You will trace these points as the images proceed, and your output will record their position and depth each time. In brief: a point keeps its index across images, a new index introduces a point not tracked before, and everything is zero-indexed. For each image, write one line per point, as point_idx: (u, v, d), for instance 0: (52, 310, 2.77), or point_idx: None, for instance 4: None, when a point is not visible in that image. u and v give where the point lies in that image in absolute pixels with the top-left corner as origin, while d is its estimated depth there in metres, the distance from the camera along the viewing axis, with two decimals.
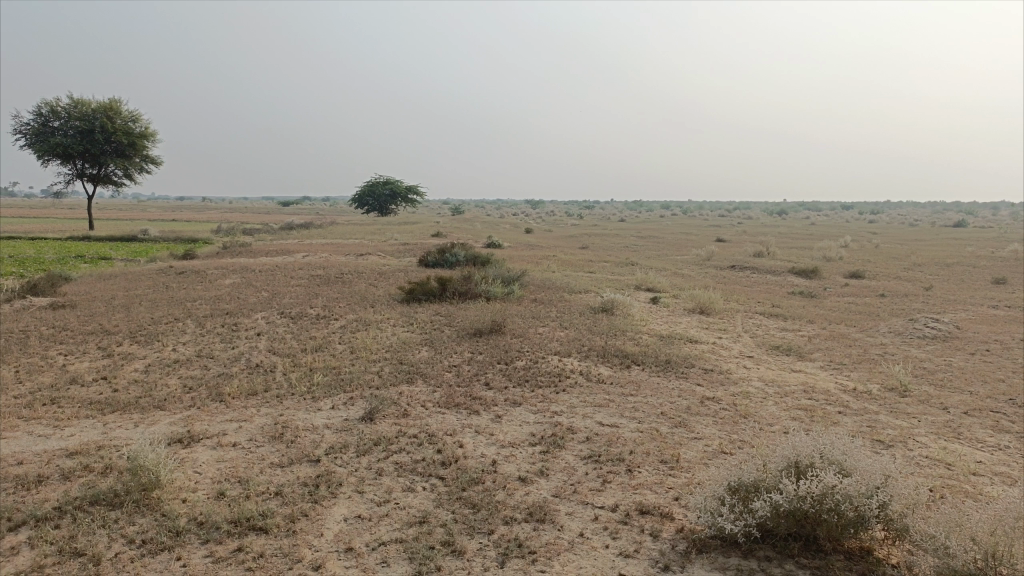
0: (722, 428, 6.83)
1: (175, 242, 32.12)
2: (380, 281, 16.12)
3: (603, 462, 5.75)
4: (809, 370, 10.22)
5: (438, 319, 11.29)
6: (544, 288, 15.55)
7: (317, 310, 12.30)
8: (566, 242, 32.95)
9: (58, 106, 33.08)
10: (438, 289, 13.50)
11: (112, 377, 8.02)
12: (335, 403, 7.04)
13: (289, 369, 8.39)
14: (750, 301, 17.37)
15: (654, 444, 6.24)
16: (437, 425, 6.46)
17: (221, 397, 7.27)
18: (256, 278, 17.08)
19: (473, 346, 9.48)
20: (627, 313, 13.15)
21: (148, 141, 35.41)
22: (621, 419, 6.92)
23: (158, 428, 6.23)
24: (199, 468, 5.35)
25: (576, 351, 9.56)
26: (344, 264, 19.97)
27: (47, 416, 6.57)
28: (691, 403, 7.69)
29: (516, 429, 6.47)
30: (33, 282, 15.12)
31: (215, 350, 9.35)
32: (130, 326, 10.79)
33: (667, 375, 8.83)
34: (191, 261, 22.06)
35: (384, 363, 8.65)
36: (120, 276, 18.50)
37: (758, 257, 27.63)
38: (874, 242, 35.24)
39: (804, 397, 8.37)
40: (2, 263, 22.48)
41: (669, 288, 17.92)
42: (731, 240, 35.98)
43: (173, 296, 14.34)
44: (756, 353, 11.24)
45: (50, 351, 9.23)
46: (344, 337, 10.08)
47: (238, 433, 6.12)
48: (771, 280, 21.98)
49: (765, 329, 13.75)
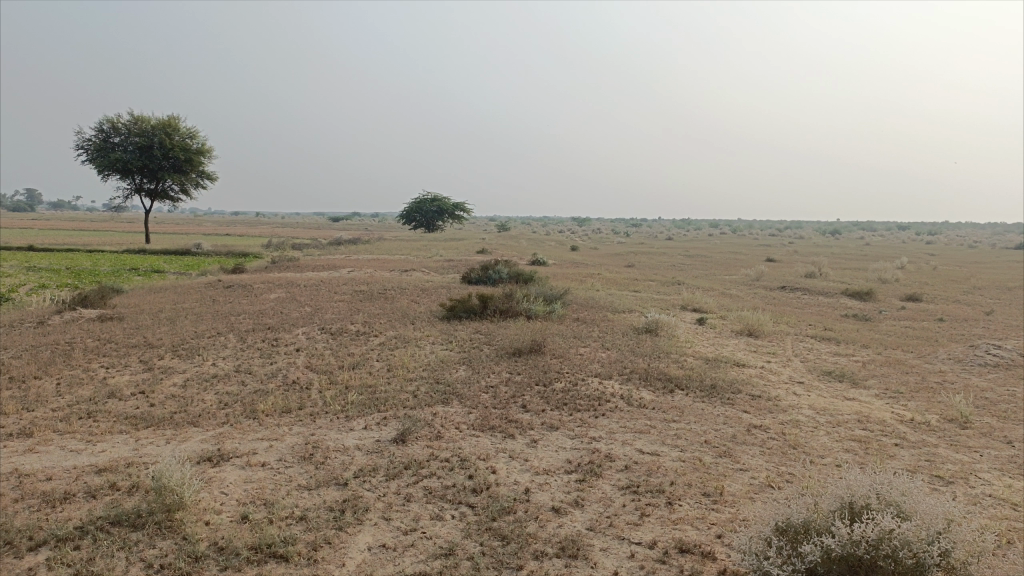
0: (770, 460, 6.49)
1: (226, 255, 32.72)
2: (422, 297, 16.06)
3: (642, 493, 5.48)
4: (863, 398, 9.76)
5: (478, 338, 11.12)
6: (587, 307, 15.28)
7: (357, 326, 12.25)
8: (611, 260, 32.59)
9: (118, 122, 33.99)
10: (479, 306, 13.34)
11: (149, 392, 8.03)
12: (368, 423, 6.90)
13: (324, 387, 8.29)
14: (801, 323, 16.81)
15: (697, 475, 5.94)
16: (470, 449, 6.27)
17: (254, 413, 7.19)
18: (300, 293, 17.18)
19: (512, 367, 9.28)
20: (671, 334, 12.81)
21: (203, 157, 36.25)
22: (662, 447, 6.63)
23: (189, 444, 6.17)
24: (225, 489, 5.25)
25: (618, 373, 9.28)
26: (388, 280, 19.99)
27: (82, 430, 6.58)
28: (737, 431, 7.36)
29: (552, 455, 6.24)
30: (84, 294, 15.42)
31: (253, 366, 9.33)
32: (172, 340, 10.87)
33: (712, 400, 8.50)
34: (239, 275, 22.35)
35: (420, 382, 8.50)
36: (169, 289, 18.84)
37: (810, 277, 26.93)
38: (932, 264, 34.07)
39: (857, 428, 7.96)
40: (60, 275, 23.13)
41: (716, 309, 17.48)
42: (782, 259, 35.17)
43: (218, 309, 14.47)
44: (807, 378, 10.80)
45: (93, 364, 9.32)
46: (381, 355, 9.98)
47: (268, 452, 6.02)
48: (823, 302, 21.32)
49: (817, 353, 13.26)
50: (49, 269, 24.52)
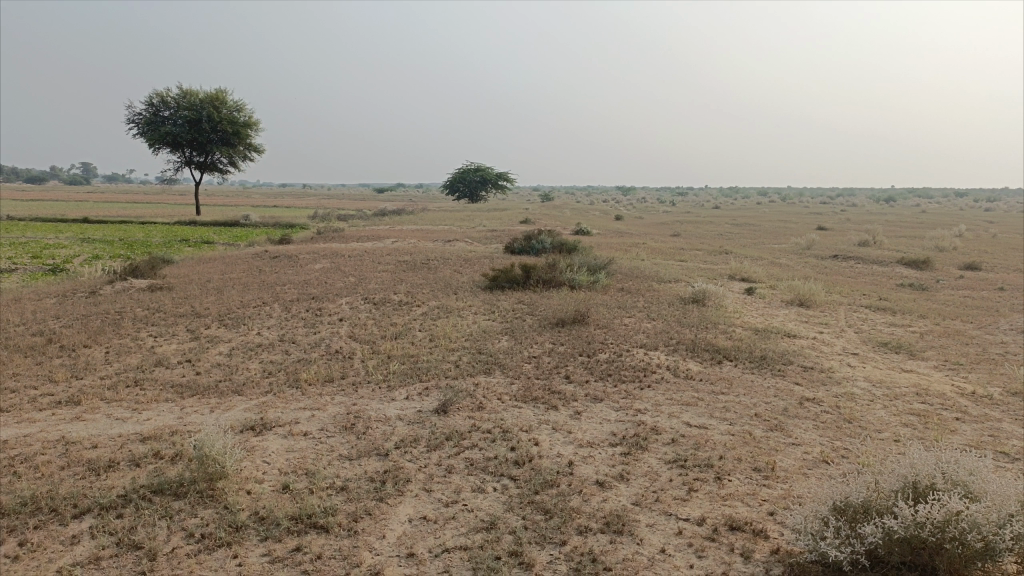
0: (824, 434, 6.24)
1: (274, 227, 33.09)
2: (465, 268, 15.95)
3: (690, 468, 5.30)
4: (921, 370, 9.38)
5: (521, 308, 10.99)
6: (632, 277, 15.01)
7: (400, 296, 12.22)
8: (657, 230, 32.07)
9: (168, 96, 34.64)
10: (522, 276, 13.19)
11: (195, 360, 8.10)
12: (410, 393, 6.83)
13: (366, 356, 8.26)
14: (854, 293, 16.29)
15: (747, 449, 5.74)
16: (513, 420, 6.15)
17: (297, 383, 7.19)
18: (344, 263, 17.23)
19: (555, 337, 9.13)
20: (719, 304, 12.50)
21: (250, 129, 36.59)
22: (711, 420, 6.43)
23: (232, 413, 6.19)
24: (267, 458, 5.23)
25: (664, 344, 9.06)
26: (431, 250, 19.94)
27: (129, 399, 6.66)
28: (789, 404, 7.11)
29: (596, 428, 6.09)
30: (135, 265, 15.70)
31: (297, 335, 9.35)
32: (219, 310, 10.98)
33: (762, 372, 8.23)
34: (285, 246, 22.57)
35: (462, 352, 8.41)
36: (218, 260, 19.12)
37: (863, 246, 26.11)
38: (992, 232, 32.76)
39: (915, 401, 7.63)
40: (114, 246, 23.68)
41: (766, 279, 17.03)
42: (833, 227, 34.19)
43: (264, 279, 14.59)
44: (861, 350, 10.43)
45: (142, 333, 9.45)
46: (424, 325, 9.91)
47: (309, 422, 5.99)
48: (877, 271, 20.63)
49: (872, 324, 12.80)
50: (103, 241, 25.08)
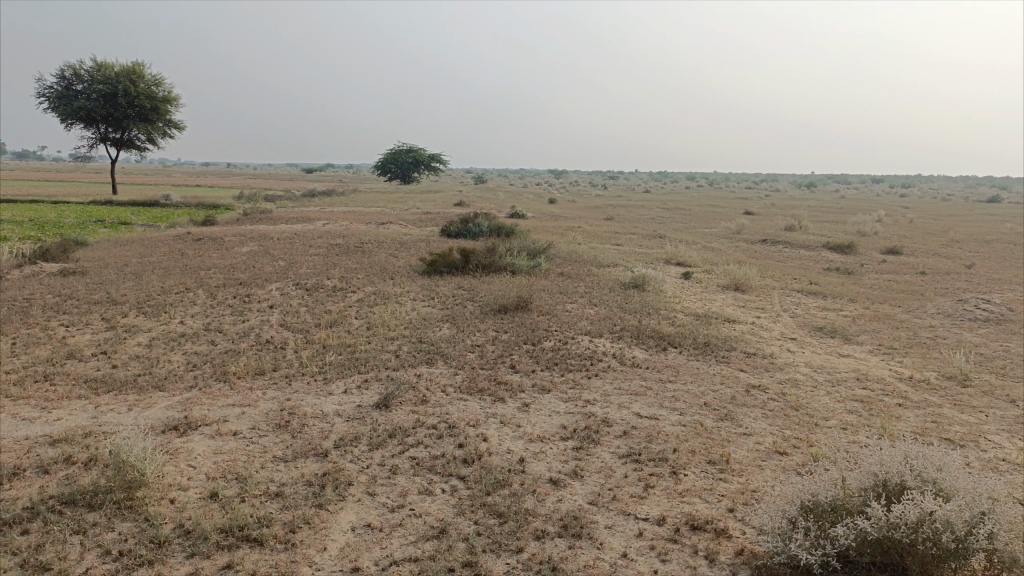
0: (773, 424, 6.17)
1: (197, 207, 31.77)
2: (401, 252, 15.48)
3: (645, 462, 5.12)
4: (858, 355, 9.49)
5: (460, 294, 10.67)
6: (571, 261, 14.83)
7: (334, 281, 11.73)
8: (590, 213, 32.05)
9: (80, 69, 32.67)
10: (460, 261, 12.85)
11: (112, 352, 7.50)
12: (348, 386, 6.46)
13: (300, 347, 7.81)
14: (787, 277, 16.52)
15: (700, 440, 5.60)
16: (458, 414, 5.86)
17: (225, 376, 6.72)
18: (273, 246, 16.52)
19: (498, 324, 8.85)
20: (659, 289, 12.44)
21: (171, 105, 34.94)
22: (661, 410, 6.27)
23: (154, 411, 5.70)
24: (193, 462, 4.81)
25: (608, 331, 8.88)
26: (364, 233, 19.35)
27: (37, 396, 6.08)
28: (736, 392, 7.03)
29: (546, 421, 5.86)
30: (44, 248, 14.69)
31: (224, 324, 8.82)
32: (138, 296, 10.29)
33: (707, 359, 8.15)
34: (209, 228, 21.61)
35: (402, 341, 8.05)
36: (137, 242, 18.13)
37: (791, 231, 26.69)
38: (909, 217, 33.95)
39: (856, 387, 7.67)
40: (22, 226, 22.27)
41: (701, 264, 17.11)
42: (761, 212, 34.87)
43: (187, 264, 13.83)
44: (799, 334, 10.50)
45: (52, 322, 8.74)
46: (360, 312, 9.50)
47: (240, 420, 5.56)
48: (806, 255, 21.03)
49: (806, 308, 12.98)
50: (10, 221, 23.57)
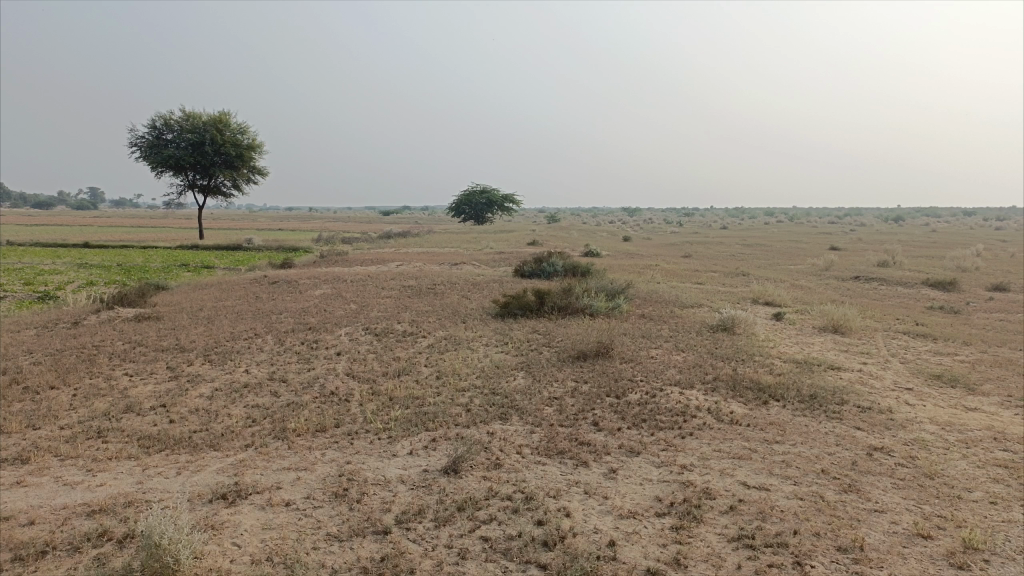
0: (908, 498, 5.23)
1: (276, 251, 32.31)
2: (473, 293, 14.96)
3: (760, 548, 4.29)
4: (988, 408, 8.34)
5: (536, 338, 10.01)
6: (652, 302, 13.99)
7: (404, 325, 11.25)
8: (667, 251, 31.09)
9: (171, 119, 33.93)
10: (535, 303, 12.20)
11: (171, 405, 7.11)
12: (414, 446, 5.84)
13: (365, 399, 7.27)
14: (887, 317, 15.23)
15: (823, 520, 4.73)
16: (537, 482, 5.15)
17: (284, 433, 6.20)
18: (346, 288, 16.29)
19: (577, 373, 8.12)
20: (750, 332, 11.48)
21: (254, 152, 35.91)
22: (771, 479, 5.41)
23: (203, 475, 5.20)
24: (239, 540, 4.26)
25: (700, 381, 8.04)
26: (437, 274, 18.99)
27: (87, 455, 5.69)
28: (856, 455, 6.10)
29: (637, 491, 5.08)
30: (123, 293, 14.76)
31: (288, 373, 8.38)
32: (205, 343, 10.01)
33: (816, 414, 7.21)
34: (286, 271, 21.71)
35: (474, 393, 7.41)
36: (214, 286, 18.21)
37: (883, 267, 25.16)
38: (1011, 251, 31.65)
39: (996, 448, 6.60)
40: (110, 271, 22.90)
41: (792, 303, 16.01)
42: (847, 247, 33.23)
43: (260, 308, 13.65)
44: (914, 384, 9.38)
45: (116, 371, 8.48)
46: (430, 359, 8.92)
47: (294, 487, 5.00)
48: (904, 293, 19.59)
49: (916, 353, 11.77)
50: (99, 266, 24.26)
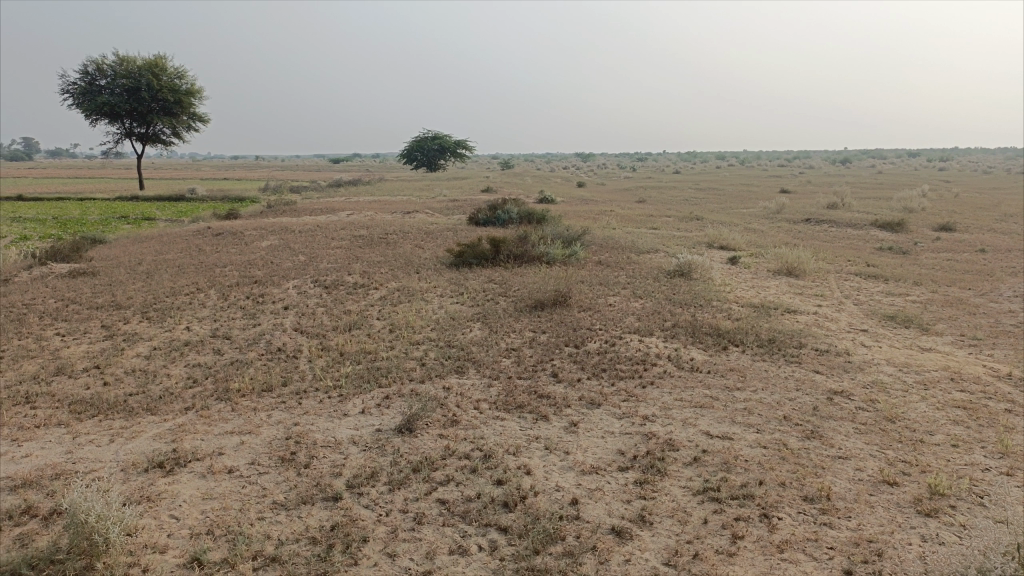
0: (870, 443, 5.17)
1: (221, 201, 31.24)
2: (427, 242, 14.60)
3: (727, 501, 4.16)
4: (942, 348, 8.39)
5: (492, 288, 9.75)
6: (608, 249, 13.79)
7: (355, 277, 10.87)
8: (622, 196, 30.90)
9: (103, 64, 32.19)
10: (490, 252, 11.91)
11: (107, 367, 6.70)
12: (366, 405, 5.57)
13: (315, 355, 6.95)
14: (840, 259, 15.33)
15: (789, 469, 4.62)
16: (496, 439, 4.95)
17: (228, 394, 5.86)
18: (294, 239, 15.74)
19: (535, 323, 7.90)
20: (707, 277, 11.39)
21: (194, 98, 34.41)
22: (734, 427, 5.29)
23: (139, 442, 4.87)
24: (177, 513, 3.96)
25: (659, 328, 7.90)
26: (389, 223, 18.48)
27: (12, 423, 5.29)
28: (817, 400, 6.02)
29: (599, 445, 4.91)
30: (56, 248, 13.99)
31: (233, 329, 7.98)
32: (145, 299, 9.52)
33: (776, 359, 7.13)
34: (232, 222, 20.93)
35: (428, 346, 7.14)
36: (156, 238, 17.47)
37: (833, 208, 25.43)
38: (956, 191, 32.29)
39: (952, 390, 6.60)
40: (46, 225, 21.82)
41: (746, 246, 16.00)
42: (798, 190, 33.51)
43: (204, 261, 13.08)
44: (868, 326, 9.40)
45: (47, 331, 7.98)
46: (382, 311, 8.61)
47: (238, 452, 4.71)
48: (854, 234, 19.79)
49: (869, 294, 11.84)
50: (34, 220, 23.09)
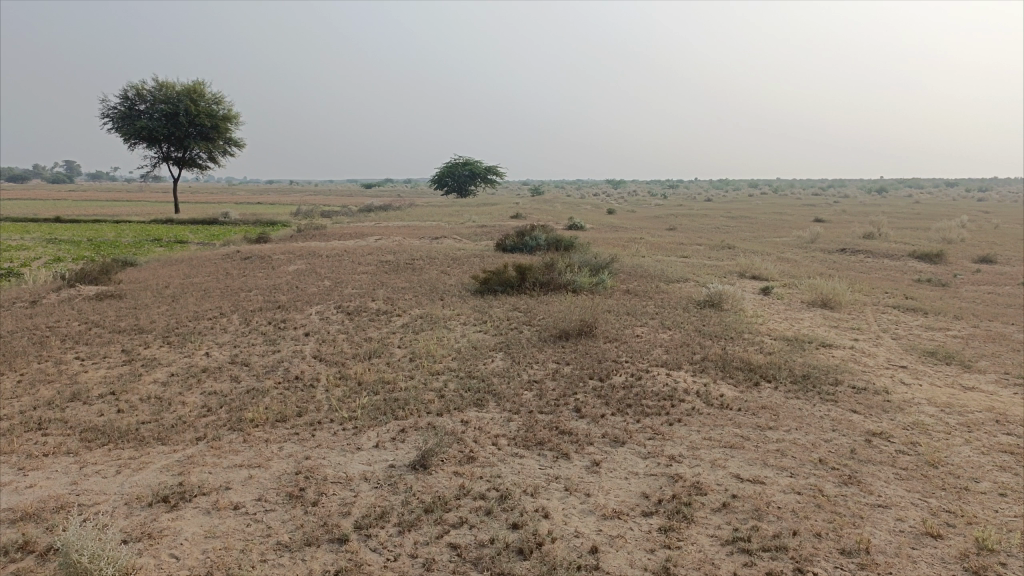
0: (912, 491, 4.85)
1: (254, 225, 31.53)
2: (453, 268, 14.48)
3: (758, 554, 3.89)
4: (986, 386, 8.00)
5: (516, 316, 9.57)
6: (637, 277, 13.55)
7: (379, 303, 10.75)
8: (651, 224, 30.64)
9: (143, 89, 32.87)
10: (516, 279, 11.74)
11: (123, 393, 6.61)
12: (381, 438, 5.39)
13: (332, 384, 6.80)
14: (876, 291, 14.90)
15: (824, 518, 4.33)
16: (513, 478, 4.72)
17: (242, 424, 5.72)
18: (321, 264, 15.73)
19: (558, 354, 7.68)
20: (738, 307, 11.09)
21: (230, 123, 34.96)
22: (766, 471, 5.01)
23: (146, 474, 4.73)
24: (178, 551, 3.80)
25: (688, 361, 7.63)
26: (416, 249, 18.42)
27: (22, 450, 5.19)
28: (854, 442, 5.71)
29: (621, 488, 4.66)
30: (86, 270, 14.11)
31: (252, 356, 7.87)
32: (168, 323, 9.48)
33: (810, 396, 6.82)
34: (261, 245, 21.04)
35: (448, 376, 6.95)
36: (185, 261, 17.57)
37: (869, 238, 24.93)
38: (996, 222, 31.53)
39: (999, 433, 6.24)
40: (80, 247, 22.11)
41: (779, 276, 15.64)
42: (832, 219, 32.96)
43: (230, 285, 13.09)
44: (907, 362, 9.02)
45: (68, 355, 7.94)
46: (404, 340, 8.45)
47: (246, 487, 4.55)
48: (891, 265, 19.30)
49: (907, 328, 11.43)
50: (70, 241, 23.46)
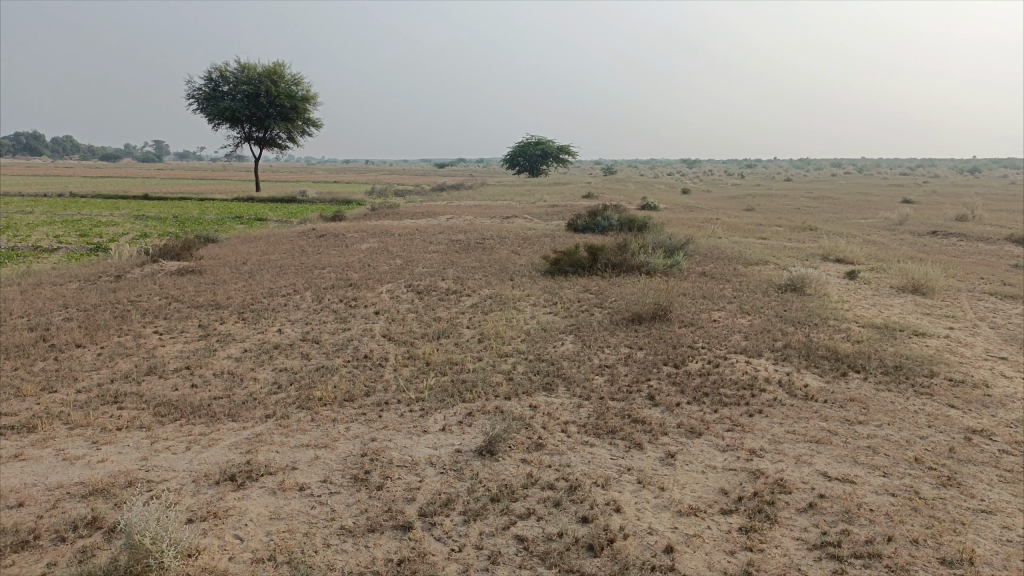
0: (1021, 495, 4.44)
1: (329, 203, 31.99)
2: (524, 248, 14.29)
3: (849, 561, 3.60)
4: None
5: (588, 298, 9.32)
6: (713, 259, 13.09)
7: (448, 282, 10.66)
8: (728, 203, 29.74)
9: (227, 71, 33.71)
10: (588, 260, 11.49)
11: (197, 368, 6.70)
12: (448, 421, 5.26)
13: (401, 364, 6.72)
14: (972, 276, 13.99)
15: (922, 523, 3.99)
16: (584, 468, 4.52)
17: (310, 403, 5.69)
18: (393, 243, 15.74)
19: (631, 338, 7.41)
20: (821, 292, 10.56)
21: (308, 103, 35.52)
22: (856, 469, 4.66)
23: (215, 451, 4.73)
24: (241, 533, 3.75)
25: (768, 348, 7.26)
26: (487, 228, 18.28)
27: (98, 424, 5.28)
28: (953, 440, 5.28)
29: (698, 482, 4.40)
30: (168, 246, 14.49)
31: (322, 333, 7.88)
32: (243, 299, 9.62)
33: (901, 388, 6.38)
34: (336, 224, 21.27)
35: (517, 359, 6.79)
36: (262, 239, 17.88)
37: (962, 221, 23.58)
38: None
39: None
40: (166, 223, 22.84)
41: (865, 259, 14.88)
42: (922, 200, 31.33)
43: (304, 262, 13.23)
44: (1009, 353, 8.39)
45: (147, 329, 8.11)
46: (473, 320, 8.32)
47: (312, 467, 4.49)
48: (987, 249, 18.17)
49: (1008, 316, 10.67)
50: (155, 218, 24.25)
